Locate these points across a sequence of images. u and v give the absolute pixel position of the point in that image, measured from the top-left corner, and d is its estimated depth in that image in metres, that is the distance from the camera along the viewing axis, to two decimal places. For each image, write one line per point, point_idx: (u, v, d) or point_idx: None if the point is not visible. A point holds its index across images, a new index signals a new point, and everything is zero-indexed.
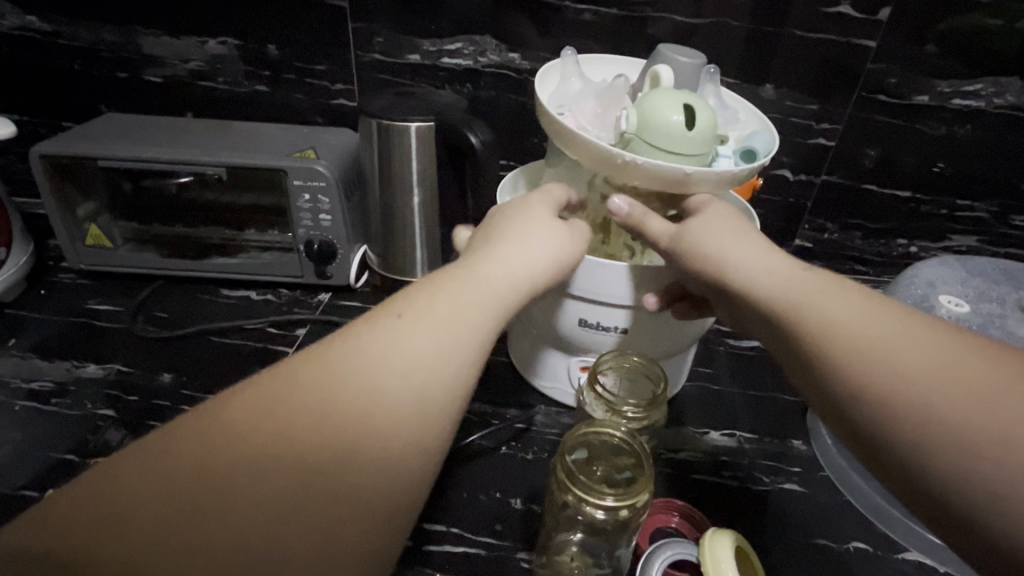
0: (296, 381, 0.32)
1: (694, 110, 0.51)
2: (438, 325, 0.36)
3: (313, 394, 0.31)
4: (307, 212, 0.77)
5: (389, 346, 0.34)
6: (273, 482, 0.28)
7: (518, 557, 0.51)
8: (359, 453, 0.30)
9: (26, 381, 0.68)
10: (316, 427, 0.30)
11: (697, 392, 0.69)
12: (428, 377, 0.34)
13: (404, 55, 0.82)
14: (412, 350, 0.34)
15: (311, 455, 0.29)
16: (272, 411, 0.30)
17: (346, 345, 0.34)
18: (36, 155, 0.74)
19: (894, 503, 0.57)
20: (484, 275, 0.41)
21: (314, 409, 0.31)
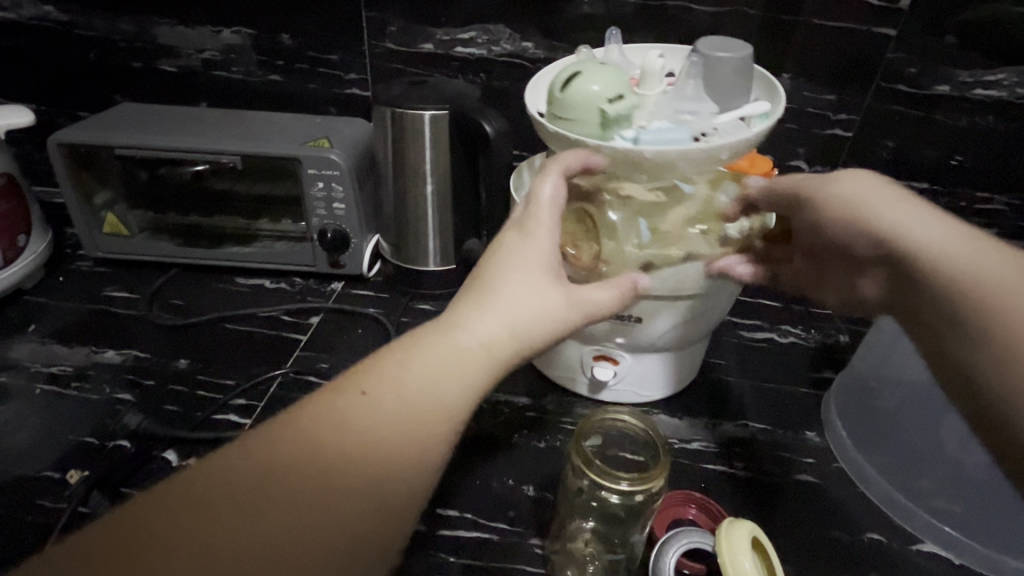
0: (262, 453, 0.31)
1: (590, 76, 0.52)
2: (401, 401, 0.34)
3: (279, 468, 0.31)
4: (321, 201, 0.77)
5: (352, 418, 0.33)
6: (252, 543, 0.29)
7: (530, 543, 0.51)
8: (305, 541, 0.30)
9: (46, 366, 0.69)
10: (268, 511, 0.30)
11: (710, 382, 0.69)
12: (386, 456, 0.32)
13: (418, 45, 0.81)
14: (374, 424, 0.33)
15: (291, 511, 0.30)
16: (238, 483, 0.30)
17: (334, 400, 0.33)
18: (55, 143, 0.75)
19: (911, 495, 0.56)
20: (460, 335, 0.36)
21: (279, 486, 0.30)
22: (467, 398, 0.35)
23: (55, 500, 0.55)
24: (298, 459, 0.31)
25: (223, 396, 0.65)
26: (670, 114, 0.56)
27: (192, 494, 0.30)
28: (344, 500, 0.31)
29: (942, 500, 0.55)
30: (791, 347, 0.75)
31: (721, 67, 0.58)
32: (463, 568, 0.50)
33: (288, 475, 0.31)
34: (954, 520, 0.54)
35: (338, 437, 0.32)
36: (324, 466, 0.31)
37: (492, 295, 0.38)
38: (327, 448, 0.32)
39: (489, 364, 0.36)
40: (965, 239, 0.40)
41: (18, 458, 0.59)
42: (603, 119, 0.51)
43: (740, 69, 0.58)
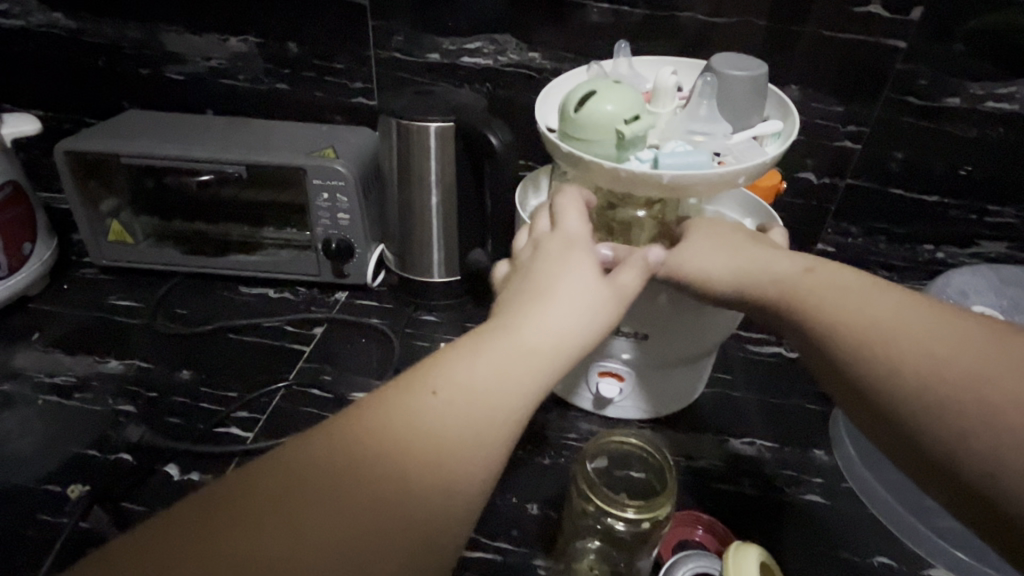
0: (350, 443, 0.31)
1: (605, 96, 0.51)
2: (475, 396, 0.34)
3: (368, 458, 0.31)
4: (326, 211, 0.77)
5: (434, 412, 0.33)
6: (337, 527, 0.28)
7: (534, 563, 0.51)
8: (388, 531, 0.29)
9: (49, 375, 0.69)
10: (354, 496, 0.29)
11: (717, 398, 0.68)
12: (461, 450, 0.33)
13: (424, 54, 0.81)
14: (455, 419, 0.33)
15: (372, 498, 0.30)
16: (330, 473, 0.30)
17: (410, 395, 0.34)
18: (62, 151, 0.75)
19: (922, 517, 0.55)
20: (528, 336, 0.38)
21: (369, 477, 0.30)
22: (535, 396, 0.37)
23: (57, 513, 0.54)
24: (384, 453, 0.31)
25: (226, 408, 0.65)
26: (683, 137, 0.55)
27: (284, 481, 0.29)
28: (427, 493, 0.31)
29: (951, 520, 0.55)
30: (798, 361, 0.74)
31: (734, 85, 0.57)
32: None
33: (376, 468, 0.31)
34: (965, 541, 0.53)
35: (423, 432, 0.32)
36: (410, 460, 0.31)
37: (550, 295, 0.40)
38: (413, 441, 0.32)
39: (553, 362, 0.38)
40: (841, 279, 0.41)
41: (20, 469, 0.59)
42: (620, 142, 0.50)
43: (754, 86, 0.57)
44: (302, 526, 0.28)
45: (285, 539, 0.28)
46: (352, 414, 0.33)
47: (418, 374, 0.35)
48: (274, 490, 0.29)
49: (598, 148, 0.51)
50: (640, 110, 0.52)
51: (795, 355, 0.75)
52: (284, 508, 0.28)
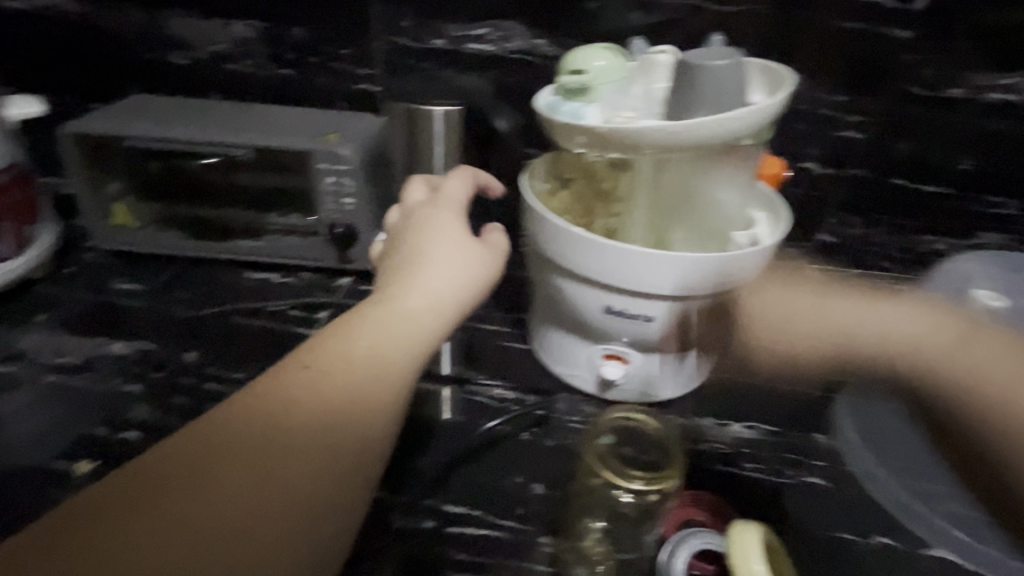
0: (231, 423, 0.36)
1: (589, 50, 0.56)
2: (353, 363, 0.39)
3: (250, 430, 0.36)
4: (331, 195, 0.77)
5: (303, 389, 0.38)
6: (235, 490, 0.34)
7: (540, 541, 0.51)
8: (286, 484, 0.35)
9: (54, 356, 0.69)
10: (248, 461, 0.35)
11: (720, 384, 0.69)
12: (342, 412, 0.38)
13: (429, 40, 0.81)
14: (323, 393, 0.38)
15: (261, 461, 0.35)
16: (216, 443, 0.36)
17: (292, 373, 0.39)
18: (68, 134, 0.75)
19: (926, 500, 0.51)
20: (399, 314, 0.41)
21: (248, 447, 0.36)
22: (411, 362, 0.40)
23: (63, 490, 0.54)
24: (262, 425, 0.37)
25: (232, 389, 0.65)
26: (614, 107, 0.54)
27: (176, 459, 0.35)
28: (306, 454, 0.36)
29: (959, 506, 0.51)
30: None
31: (692, 70, 0.50)
32: (472, 565, 0.49)
33: (257, 437, 0.36)
34: (976, 528, 0.49)
35: (295, 403, 0.37)
36: (286, 429, 0.37)
37: (424, 269, 0.43)
38: (289, 415, 0.37)
39: (431, 328, 0.41)
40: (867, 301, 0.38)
41: (26, 448, 0.59)
42: (566, 85, 0.56)
43: (727, 81, 0.50)
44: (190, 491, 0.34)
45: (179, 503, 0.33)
46: (234, 399, 0.38)
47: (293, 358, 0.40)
48: (161, 470, 0.34)
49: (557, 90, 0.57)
50: (610, 68, 0.55)
51: None
52: (175, 479, 0.34)
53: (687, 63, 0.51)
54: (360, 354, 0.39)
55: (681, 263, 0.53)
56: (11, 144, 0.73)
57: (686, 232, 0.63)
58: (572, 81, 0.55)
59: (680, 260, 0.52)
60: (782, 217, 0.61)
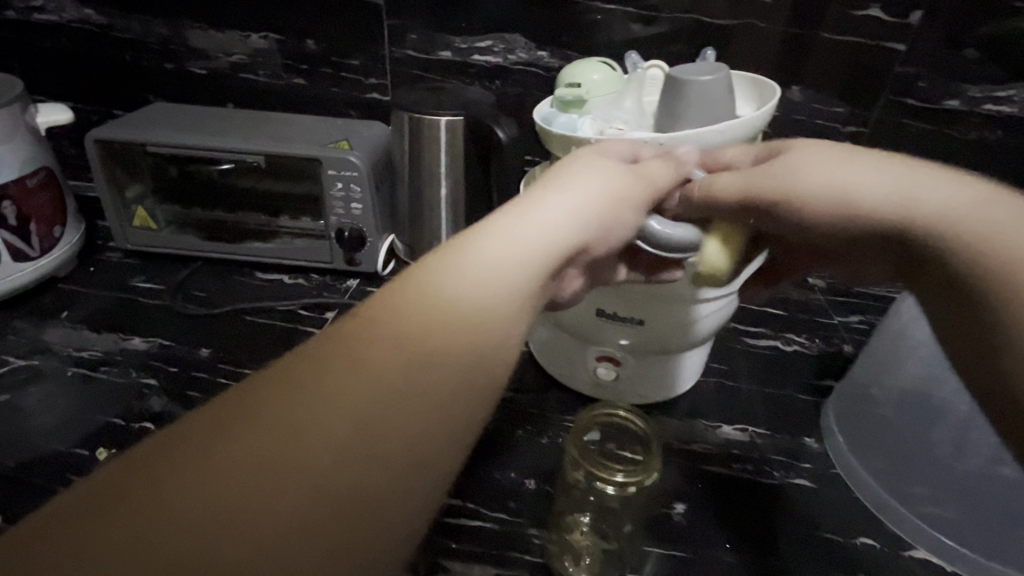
0: (343, 353, 0.29)
1: (585, 66, 0.59)
2: (471, 302, 0.32)
3: (372, 360, 0.29)
4: (339, 200, 0.80)
5: (410, 321, 0.31)
6: (349, 440, 0.27)
7: (530, 533, 0.53)
8: (402, 442, 0.28)
9: (77, 350, 0.73)
10: (367, 400, 0.28)
11: (712, 387, 0.71)
12: (462, 349, 0.31)
13: (436, 52, 0.84)
14: (442, 325, 0.31)
15: (371, 410, 0.28)
16: (311, 385, 0.28)
17: (408, 296, 0.32)
18: (92, 140, 0.79)
19: (905, 501, 0.57)
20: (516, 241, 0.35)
21: (374, 390, 0.28)
22: (531, 296, 0.35)
23: (83, 475, 0.57)
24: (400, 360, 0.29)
25: None
26: (607, 118, 0.56)
27: (303, 379, 0.28)
28: (419, 405, 0.29)
29: (935, 506, 0.55)
30: (793, 355, 0.77)
31: (682, 86, 0.52)
32: (466, 554, 0.52)
33: (364, 377, 0.28)
34: (946, 527, 0.55)
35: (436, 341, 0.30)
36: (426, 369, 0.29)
37: (535, 199, 0.38)
38: (435, 351, 0.30)
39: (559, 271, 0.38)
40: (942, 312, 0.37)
41: (50, 436, 0.62)
42: (561, 98, 0.58)
43: (713, 95, 0.52)
44: (321, 433, 0.26)
45: (298, 447, 0.26)
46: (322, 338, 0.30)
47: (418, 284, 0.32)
48: (247, 407, 0.27)
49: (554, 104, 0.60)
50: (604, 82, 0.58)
51: (788, 349, 0.78)
52: (300, 402, 0.27)
53: (676, 79, 0.52)
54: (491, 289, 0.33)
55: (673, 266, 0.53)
56: (40, 148, 0.77)
57: None
58: (567, 94, 0.58)
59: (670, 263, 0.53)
60: None
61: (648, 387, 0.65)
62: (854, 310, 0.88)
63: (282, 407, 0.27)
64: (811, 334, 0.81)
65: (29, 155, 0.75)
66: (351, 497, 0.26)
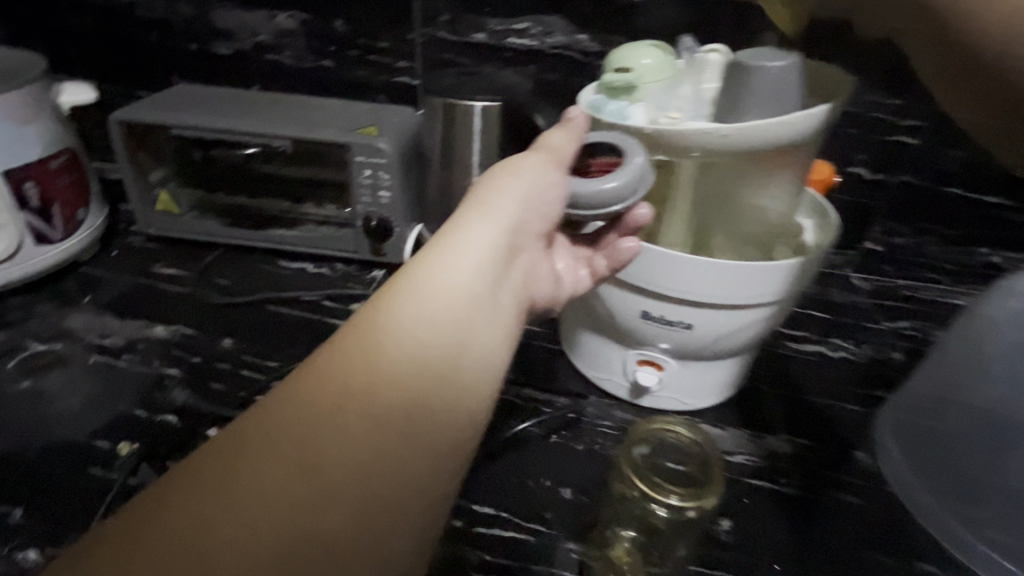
0: (303, 399, 0.33)
1: (636, 48, 0.55)
2: (418, 337, 0.35)
3: (328, 404, 0.32)
4: (367, 188, 0.77)
5: (363, 359, 0.34)
6: (314, 480, 0.31)
7: (567, 547, 0.51)
8: (367, 474, 0.32)
9: (98, 337, 0.71)
10: (327, 439, 0.31)
11: (754, 395, 0.67)
12: (414, 385, 0.34)
13: (469, 34, 0.80)
14: (394, 364, 0.34)
15: (333, 449, 0.31)
16: (276, 433, 0.31)
17: (357, 338, 0.35)
18: (115, 122, 0.78)
19: (970, 526, 0.53)
20: (454, 274, 0.38)
21: (329, 434, 0.32)
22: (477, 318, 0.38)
23: (104, 469, 0.56)
24: (348, 404, 0.32)
25: (266, 377, 0.66)
26: (660, 106, 0.52)
27: (266, 431, 0.32)
28: (379, 438, 0.32)
29: (1001, 533, 0.52)
30: (841, 363, 0.72)
31: (749, 71, 0.48)
32: (499, 567, 0.49)
33: (324, 420, 0.32)
34: (1013, 556, 0.51)
35: (381, 378, 0.33)
36: (376, 405, 0.33)
37: (464, 218, 0.41)
38: (381, 390, 0.33)
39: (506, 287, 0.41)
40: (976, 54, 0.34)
41: (70, 425, 0.60)
42: (608, 84, 0.55)
43: (782, 82, 0.48)
44: (292, 478, 0.30)
45: (270, 489, 0.30)
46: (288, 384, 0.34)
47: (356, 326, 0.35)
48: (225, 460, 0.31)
49: (600, 90, 0.56)
50: (656, 66, 0.54)
51: (835, 355, 0.73)
52: (261, 454, 0.31)
53: (743, 64, 0.48)
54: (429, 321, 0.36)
55: (729, 272, 0.51)
56: (64, 129, 0.75)
57: (728, 238, 0.62)
58: (615, 80, 0.54)
59: (726, 269, 0.51)
60: (832, 225, 0.61)
61: (690, 393, 0.62)
62: (904, 316, 0.83)
63: (251, 457, 0.31)
64: (859, 340, 0.77)
65: (53, 136, 0.73)
66: (327, 529, 0.30)
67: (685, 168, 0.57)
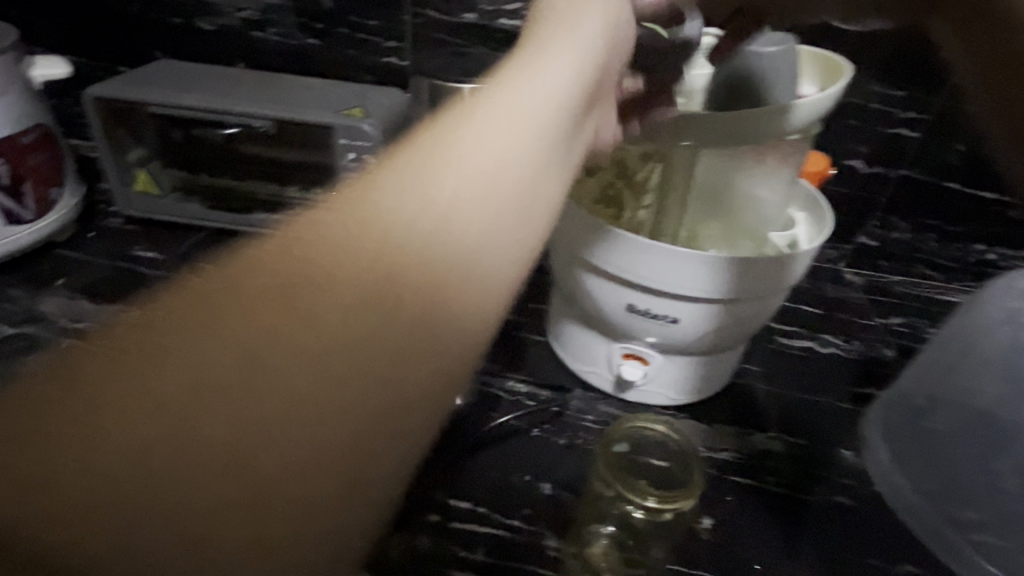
0: (231, 306, 0.25)
1: None
2: (387, 241, 0.27)
3: (261, 317, 0.25)
4: (351, 171, 0.75)
5: (315, 259, 0.27)
6: (229, 415, 0.23)
7: (545, 544, 0.50)
8: (295, 416, 0.24)
9: (72, 321, 0.69)
10: (252, 365, 0.24)
11: (743, 390, 0.66)
12: (372, 305, 0.26)
13: (460, 13, 0.78)
14: (353, 273, 0.26)
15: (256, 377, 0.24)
16: (188, 347, 0.24)
17: (308, 236, 0.27)
18: (92, 98, 0.75)
19: (957, 528, 0.51)
20: (438, 175, 0.29)
21: (278, 379, 0.24)
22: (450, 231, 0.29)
23: None
24: (306, 331, 0.25)
25: None
26: None
27: (167, 345, 0.24)
28: (322, 370, 0.25)
29: (990, 534, 0.50)
30: (830, 359, 0.71)
31: (754, 59, 0.47)
32: (474, 564, 0.48)
33: (253, 337, 0.24)
34: (1001, 558, 0.49)
35: (354, 299, 0.26)
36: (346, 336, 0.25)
37: (466, 123, 0.31)
38: (325, 313, 0.25)
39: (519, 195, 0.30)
40: None
41: None
42: None
43: (776, 73, 0.47)
44: (226, 426, 0.23)
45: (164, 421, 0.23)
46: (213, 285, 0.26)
47: (321, 228, 0.27)
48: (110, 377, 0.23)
49: None
50: None
51: (826, 351, 0.72)
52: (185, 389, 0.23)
53: (735, 54, 0.48)
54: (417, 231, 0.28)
55: (715, 265, 0.49)
56: (37, 105, 0.73)
57: (719, 231, 0.60)
58: None
59: (712, 262, 0.49)
60: (826, 219, 0.60)
61: (677, 389, 0.61)
62: (896, 312, 0.82)
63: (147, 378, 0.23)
64: (850, 336, 0.75)
65: (24, 112, 0.70)
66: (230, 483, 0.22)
67: (677, 157, 0.55)
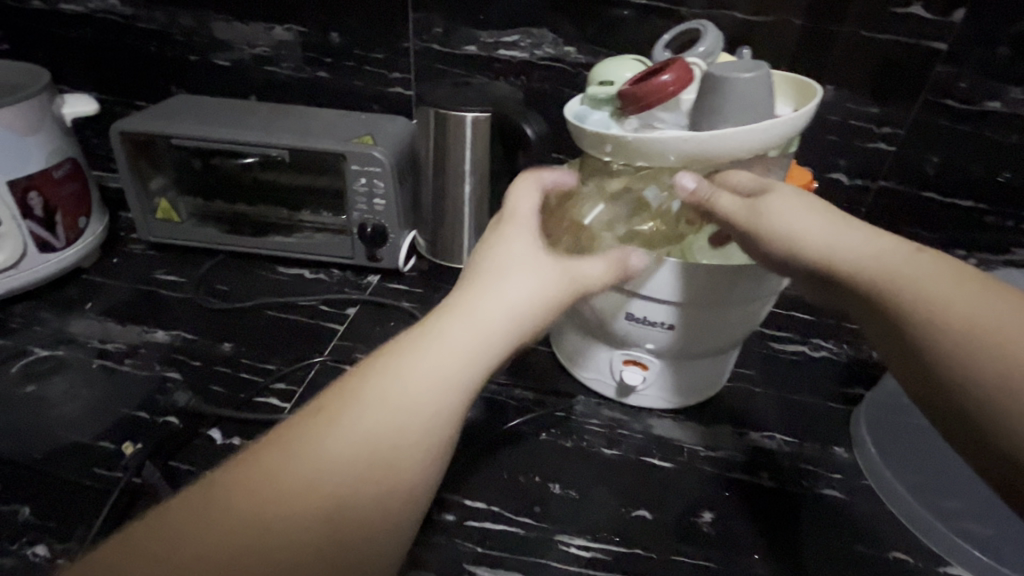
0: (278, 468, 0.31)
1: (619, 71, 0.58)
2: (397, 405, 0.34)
3: (302, 473, 0.31)
4: (363, 195, 0.79)
5: (344, 422, 0.33)
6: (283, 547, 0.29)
7: (558, 539, 0.53)
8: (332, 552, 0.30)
9: (99, 342, 0.73)
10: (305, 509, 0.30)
11: (739, 393, 0.69)
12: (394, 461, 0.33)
13: (460, 46, 0.83)
14: (375, 433, 0.33)
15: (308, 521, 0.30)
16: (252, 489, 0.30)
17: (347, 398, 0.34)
18: (117, 132, 0.79)
19: (941, 517, 0.56)
20: (435, 355, 0.36)
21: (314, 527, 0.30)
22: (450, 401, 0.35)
23: (109, 468, 0.58)
24: (339, 484, 0.31)
25: (265, 378, 0.68)
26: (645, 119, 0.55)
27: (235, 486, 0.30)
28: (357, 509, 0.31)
29: (971, 523, 0.55)
30: (821, 362, 0.75)
31: (721, 86, 0.51)
32: (491, 557, 0.51)
33: (303, 487, 0.30)
34: (982, 542, 0.53)
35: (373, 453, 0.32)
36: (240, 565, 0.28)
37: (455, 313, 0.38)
38: (353, 466, 0.32)
39: (460, 374, 0.36)
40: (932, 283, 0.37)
41: (70, 426, 0.62)
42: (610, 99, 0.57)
43: (757, 93, 0.51)
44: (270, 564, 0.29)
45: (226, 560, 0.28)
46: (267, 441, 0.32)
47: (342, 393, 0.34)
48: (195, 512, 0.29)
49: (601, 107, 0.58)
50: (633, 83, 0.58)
51: (818, 355, 0.76)
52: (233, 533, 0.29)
53: (719, 77, 0.51)
54: (373, 425, 0.33)
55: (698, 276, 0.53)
56: (66, 140, 0.77)
57: None
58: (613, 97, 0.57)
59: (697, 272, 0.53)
60: None
61: (676, 392, 0.64)
62: None
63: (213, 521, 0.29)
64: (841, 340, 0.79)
65: (55, 147, 0.75)
66: None
67: None
